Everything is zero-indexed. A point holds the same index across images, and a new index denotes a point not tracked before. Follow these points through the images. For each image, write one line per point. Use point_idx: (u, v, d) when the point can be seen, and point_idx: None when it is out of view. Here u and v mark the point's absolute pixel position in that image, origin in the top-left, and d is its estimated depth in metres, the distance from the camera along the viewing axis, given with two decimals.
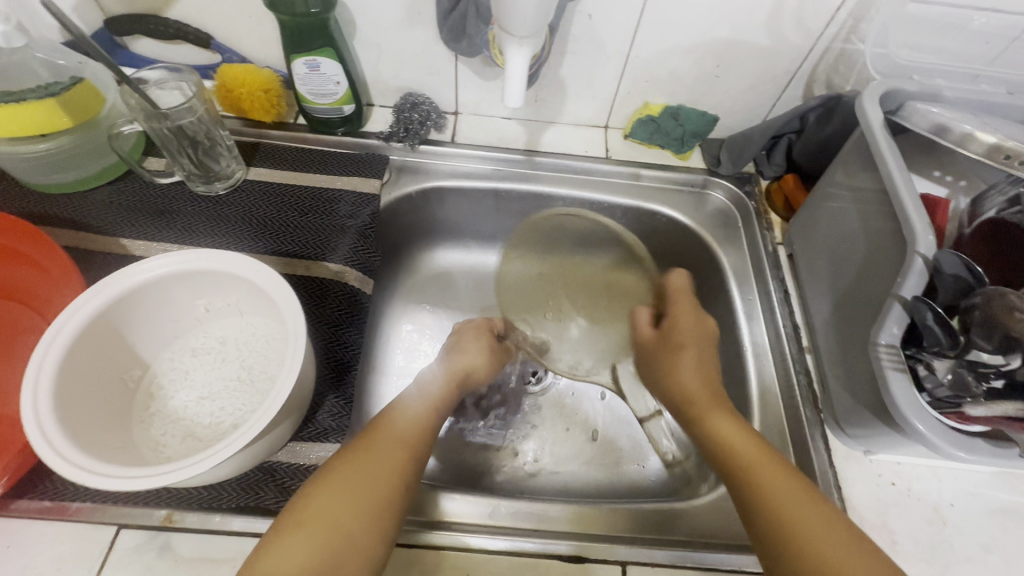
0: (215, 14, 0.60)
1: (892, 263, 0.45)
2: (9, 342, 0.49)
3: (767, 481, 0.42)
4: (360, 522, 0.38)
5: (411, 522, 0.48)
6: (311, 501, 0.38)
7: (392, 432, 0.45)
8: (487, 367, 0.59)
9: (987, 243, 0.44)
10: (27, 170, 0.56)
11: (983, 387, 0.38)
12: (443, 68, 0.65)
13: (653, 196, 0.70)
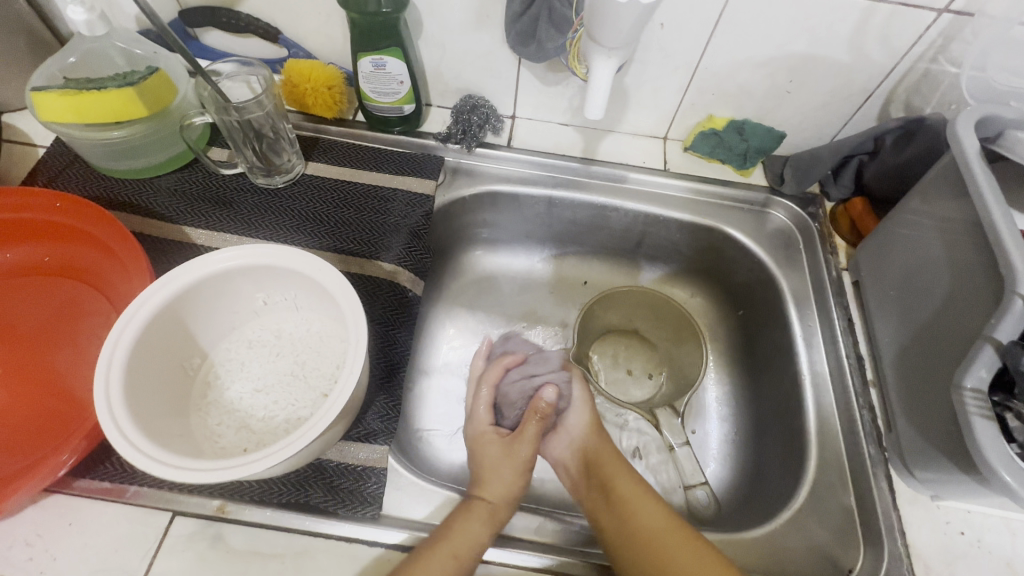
0: (285, 9, 0.61)
1: (985, 302, 0.42)
2: (78, 323, 0.50)
3: (644, 516, 0.47)
4: None
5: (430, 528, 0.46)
6: None
7: None
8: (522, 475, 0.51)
9: None
10: (102, 155, 0.57)
11: None
12: (505, 71, 0.64)
13: (711, 212, 0.68)
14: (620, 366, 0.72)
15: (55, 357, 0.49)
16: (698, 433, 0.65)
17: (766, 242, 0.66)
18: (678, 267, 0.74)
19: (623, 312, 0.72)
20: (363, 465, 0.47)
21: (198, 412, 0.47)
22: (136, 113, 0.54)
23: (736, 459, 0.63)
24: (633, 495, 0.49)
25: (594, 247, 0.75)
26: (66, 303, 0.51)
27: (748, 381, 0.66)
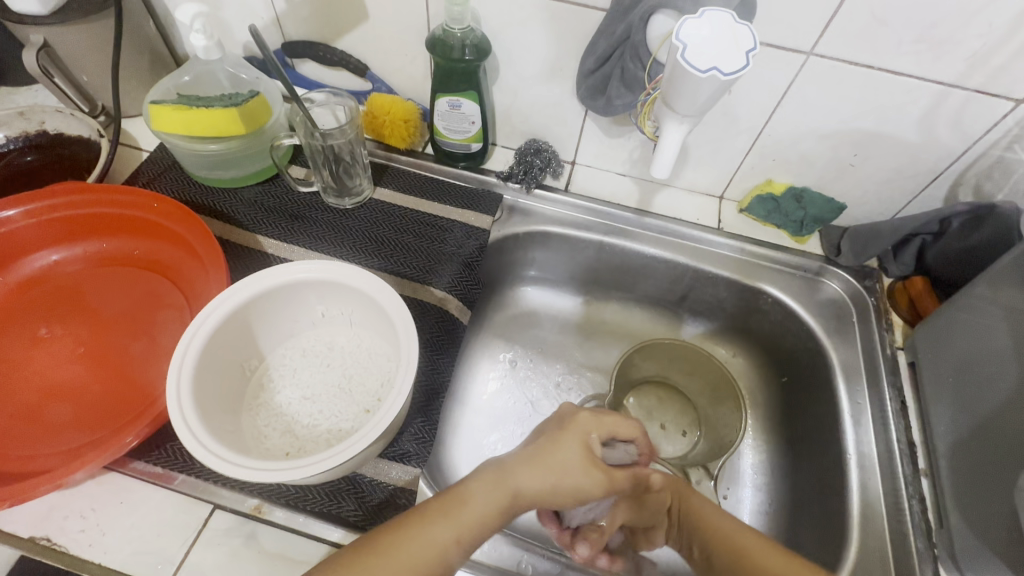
0: (378, 48, 0.67)
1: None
2: (154, 313, 0.55)
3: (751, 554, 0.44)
4: None
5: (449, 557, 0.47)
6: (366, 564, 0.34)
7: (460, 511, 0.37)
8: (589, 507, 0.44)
9: None
10: (198, 164, 0.63)
11: None
12: (571, 120, 0.67)
13: (762, 275, 0.67)
14: (653, 420, 0.71)
15: (132, 343, 0.53)
16: (730, 498, 0.63)
17: (817, 311, 0.65)
18: (721, 324, 0.73)
19: (661, 364, 0.71)
20: (394, 485, 0.48)
21: (250, 410, 0.49)
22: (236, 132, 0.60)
23: (767, 532, 0.60)
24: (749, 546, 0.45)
25: (638, 296, 0.75)
26: (146, 294, 0.56)
27: (788, 453, 0.64)
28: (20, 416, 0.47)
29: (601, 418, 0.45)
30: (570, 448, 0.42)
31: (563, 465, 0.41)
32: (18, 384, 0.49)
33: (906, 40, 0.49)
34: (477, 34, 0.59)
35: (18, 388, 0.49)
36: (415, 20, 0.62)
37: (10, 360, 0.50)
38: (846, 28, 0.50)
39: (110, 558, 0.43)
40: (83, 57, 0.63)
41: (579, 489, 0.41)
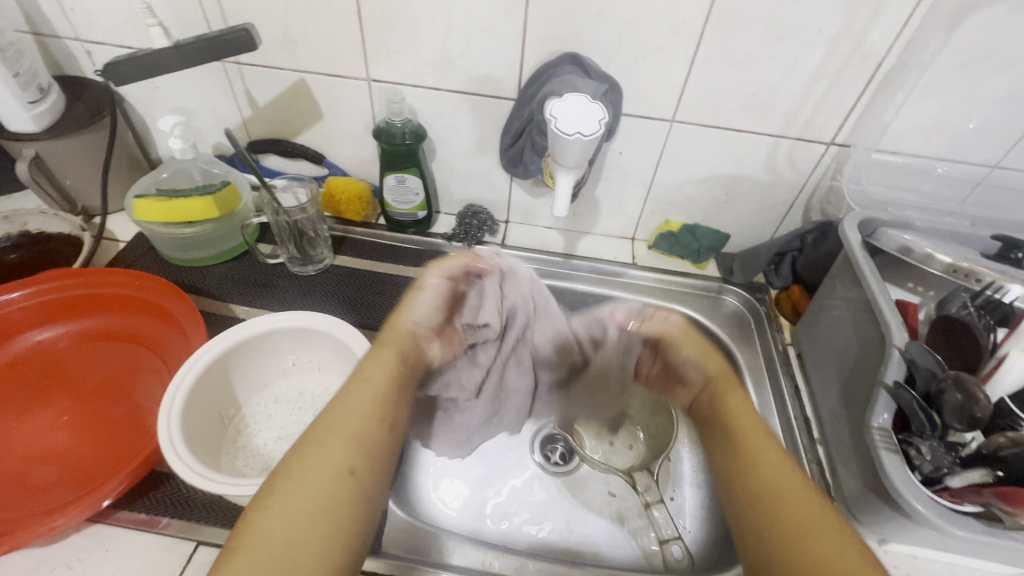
0: (332, 141, 0.80)
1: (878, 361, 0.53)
2: (134, 378, 0.60)
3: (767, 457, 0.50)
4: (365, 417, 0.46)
5: (406, 559, 0.52)
6: (340, 404, 0.47)
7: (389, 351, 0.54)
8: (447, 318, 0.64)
9: (943, 338, 0.51)
10: (175, 246, 0.72)
11: (954, 461, 0.45)
12: (500, 186, 0.81)
13: (673, 297, 0.79)
14: (603, 439, 0.78)
15: (113, 407, 0.58)
16: (676, 500, 0.71)
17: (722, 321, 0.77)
18: None
19: None
20: None
21: (228, 452, 0.55)
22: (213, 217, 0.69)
23: (709, 522, 0.68)
24: (760, 437, 0.52)
25: None
26: (127, 362, 0.61)
27: None
28: (5, 480, 0.51)
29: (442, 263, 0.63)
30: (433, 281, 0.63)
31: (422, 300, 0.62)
32: (10, 450, 0.53)
33: (737, 107, 0.66)
34: (414, 124, 0.72)
35: (13, 454, 0.53)
36: (363, 117, 0.76)
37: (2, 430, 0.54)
38: (693, 99, 0.66)
39: None
40: (70, 166, 0.73)
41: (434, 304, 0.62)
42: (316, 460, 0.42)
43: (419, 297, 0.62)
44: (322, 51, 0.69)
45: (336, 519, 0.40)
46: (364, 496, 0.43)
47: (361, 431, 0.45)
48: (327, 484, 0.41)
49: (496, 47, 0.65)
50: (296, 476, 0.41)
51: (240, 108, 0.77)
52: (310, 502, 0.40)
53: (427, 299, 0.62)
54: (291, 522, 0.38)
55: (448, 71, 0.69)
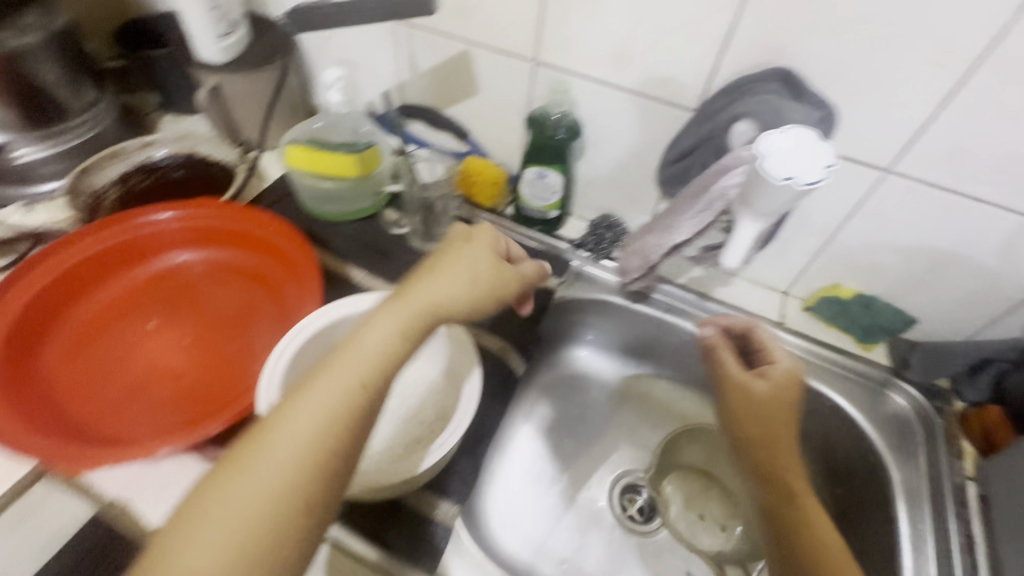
0: (481, 120, 0.76)
1: None
2: (254, 321, 0.61)
3: None
4: (292, 471, 0.36)
5: None
6: (224, 486, 0.35)
7: (355, 356, 0.41)
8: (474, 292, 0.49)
9: None
10: (314, 196, 0.74)
11: None
12: (645, 201, 0.73)
13: (819, 374, 0.67)
14: (691, 510, 0.71)
15: (232, 343, 0.59)
16: None
17: (880, 423, 0.63)
18: None
19: (703, 451, 0.74)
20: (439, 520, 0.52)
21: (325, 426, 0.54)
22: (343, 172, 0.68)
23: None
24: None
25: (686, 375, 0.76)
26: (252, 302, 0.62)
27: None
28: (128, 388, 0.55)
29: (483, 239, 0.52)
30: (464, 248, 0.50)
31: (459, 264, 0.49)
32: (117, 367, 0.56)
33: (985, 172, 0.51)
34: (572, 119, 0.66)
35: (122, 365, 0.56)
36: (518, 100, 0.71)
37: (106, 346, 0.57)
38: (927, 151, 0.52)
39: None
40: (242, 101, 0.77)
41: (475, 281, 0.49)
42: (288, 441, 0.37)
43: (447, 263, 0.49)
44: (493, 23, 0.64)
45: (272, 529, 0.34)
46: (319, 473, 0.37)
47: (328, 429, 0.38)
48: (260, 520, 0.34)
49: (688, 46, 0.56)
50: (216, 501, 0.34)
51: (400, 70, 0.76)
52: (241, 523, 0.34)
53: (452, 272, 0.48)
54: (215, 560, 0.33)
55: (624, 67, 0.61)
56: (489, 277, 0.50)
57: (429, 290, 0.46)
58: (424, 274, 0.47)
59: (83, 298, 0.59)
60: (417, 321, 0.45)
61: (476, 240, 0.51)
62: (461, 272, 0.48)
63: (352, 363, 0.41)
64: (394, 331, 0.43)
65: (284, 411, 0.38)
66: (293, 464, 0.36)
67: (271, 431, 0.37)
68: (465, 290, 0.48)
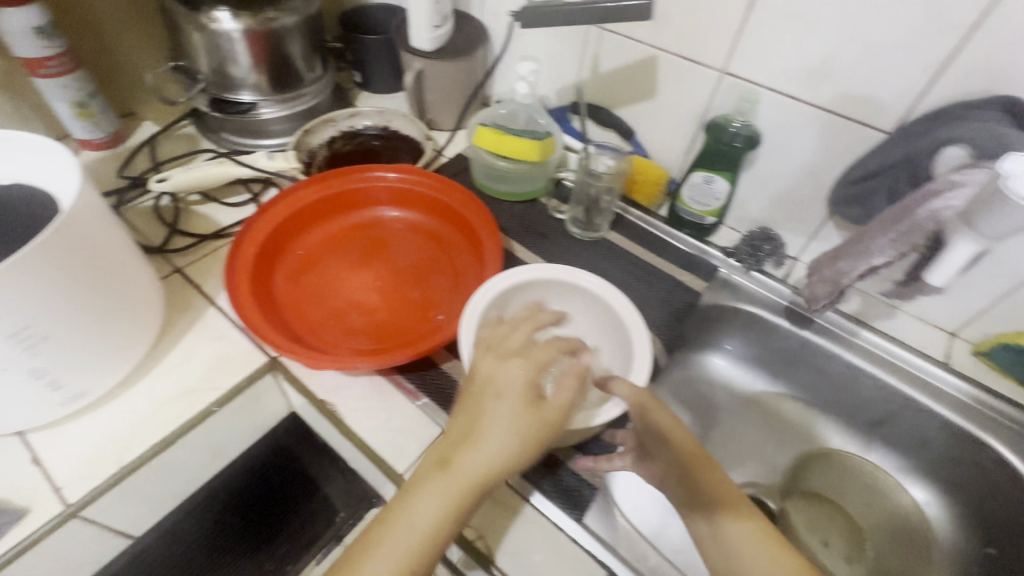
0: (649, 122, 0.80)
1: None
2: (431, 275, 0.69)
3: None
4: None
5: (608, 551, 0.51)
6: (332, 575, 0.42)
7: (406, 536, 0.42)
8: (528, 422, 0.46)
9: None
10: (487, 175, 0.82)
11: None
12: (810, 220, 0.73)
13: (985, 423, 0.63)
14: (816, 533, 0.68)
15: (412, 291, 0.68)
16: None
17: None
18: (922, 464, 0.70)
19: (830, 478, 0.71)
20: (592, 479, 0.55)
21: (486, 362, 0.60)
22: (519, 154, 0.76)
23: None
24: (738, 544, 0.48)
25: (823, 402, 0.74)
26: (431, 258, 0.71)
27: None
28: (332, 314, 0.64)
29: (500, 362, 0.49)
30: (507, 371, 0.48)
31: (495, 418, 0.46)
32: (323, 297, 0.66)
33: None
34: (752, 129, 0.68)
35: (325, 299, 0.66)
36: (694, 107, 0.74)
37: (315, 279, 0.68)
38: None
39: (371, 440, 0.55)
40: (436, 86, 0.87)
41: (520, 433, 0.45)
42: (383, 561, 0.42)
43: (474, 409, 0.47)
44: (689, 31, 0.68)
45: None
46: None
47: (439, 534, 0.43)
48: None
49: (898, 67, 0.57)
50: None
51: (581, 69, 0.82)
52: None
53: (506, 418, 0.46)
54: None
55: (820, 82, 0.62)
56: (529, 429, 0.46)
57: (472, 464, 0.44)
58: (477, 424, 0.46)
59: (305, 235, 0.71)
60: (468, 495, 0.43)
61: (515, 379, 0.48)
62: (507, 421, 0.46)
63: (444, 488, 0.43)
64: (442, 509, 0.43)
65: (366, 553, 0.42)
66: (408, 558, 0.42)
67: (362, 561, 0.42)
68: (512, 449, 0.45)
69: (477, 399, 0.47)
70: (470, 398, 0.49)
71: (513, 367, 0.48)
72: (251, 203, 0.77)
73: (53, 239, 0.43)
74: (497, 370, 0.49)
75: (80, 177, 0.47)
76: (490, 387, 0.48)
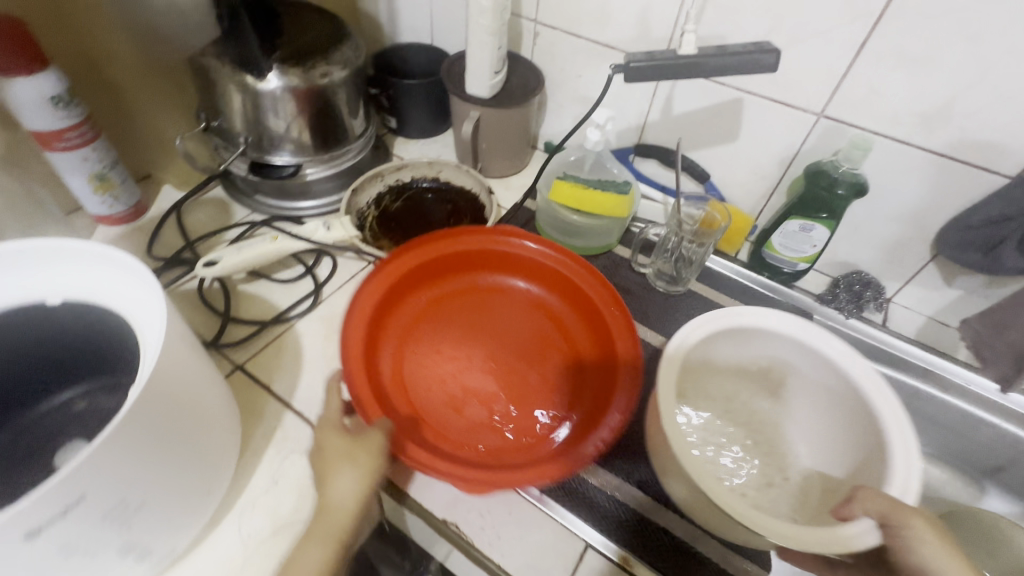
0: (727, 164, 0.76)
1: None
2: (546, 351, 0.62)
3: None
4: None
5: None
6: None
7: None
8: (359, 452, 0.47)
9: None
10: (559, 229, 0.76)
11: None
12: (907, 261, 0.70)
13: None
14: None
15: (528, 372, 0.60)
16: None
17: None
18: None
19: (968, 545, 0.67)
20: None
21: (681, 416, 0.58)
22: (599, 208, 0.71)
23: None
24: None
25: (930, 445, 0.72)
26: (542, 332, 0.64)
27: None
28: (451, 403, 0.57)
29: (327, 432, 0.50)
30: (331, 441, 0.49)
31: (344, 470, 0.46)
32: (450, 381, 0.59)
33: None
34: (854, 177, 0.64)
35: (434, 387, 0.58)
36: (781, 150, 0.70)
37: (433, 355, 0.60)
38: None
39: (509, 564, 0.48)
40: (491, 133, 0.81)
41: (356, 459, 0.46)
42: None
43: (325, 466, 0.47)
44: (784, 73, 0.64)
45: None
46: None
47: None
48: None
49: None
50: None
51: (649, 111, 0.77)
52: None
53: (352, 467, 0.46)
54: None
55: (935, 127, 0.59)
56: (367, 461, 0.47)
57: (328, 503, 0.45)
58: (324, 483, 0.47)
59: (405, 302, 0.63)
60: (343, 542, 0.45)
61: (327, 438, 0.49)
62: (357, 474, 0.46)
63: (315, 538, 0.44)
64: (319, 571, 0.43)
65: None
66: None
67: None
68: (358, 486, 0.46)
69: (319, 462, 0.48)
70: (324, 482, 0.47)
71: (333, 436, 0.49)
72: (307, 276, 0.69)
73: (145, 400, 0.34)
74: (321, 430, 0.50)
75: (167, 313, 0.38)
76: (327, 473, 0.47)
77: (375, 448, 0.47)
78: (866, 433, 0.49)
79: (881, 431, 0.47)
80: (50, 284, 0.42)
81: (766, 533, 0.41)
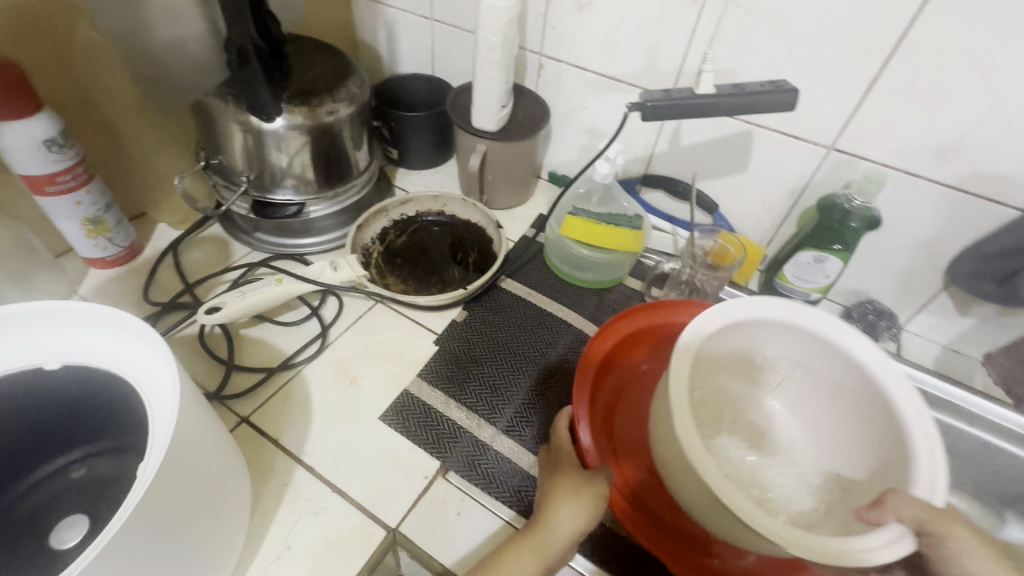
0: (735, 195, 0.76)
1: None
2: None
3: None
4: None
5: None
6: None
7: None
8: (583, 498, 0.45)
9: None
10: (569, 263, 0.75)
11: None
12: (919, 291, 0.70)
13: None
14: None
15: None
16: None
17: None
18: None
19: None
20: None
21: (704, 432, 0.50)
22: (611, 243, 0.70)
23: None
24: None
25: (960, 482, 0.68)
26: None
27: None
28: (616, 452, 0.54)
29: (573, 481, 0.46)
30: (564, 485, 0.46)
31: (568, 502, 0.45)
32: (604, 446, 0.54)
33: None
34: (867, 208, 0.64)
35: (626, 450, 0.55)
36: (791, 181, 0.70)
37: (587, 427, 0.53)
38: None
39: None
40: (497, 165, 0.79)
41: (583, 505, 0.45)
42: None
43: (550, 508, 0.45)
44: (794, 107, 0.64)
45: None
46: None
47: None
48: None
49: None
50: None
51: (656, 142, 0.77)
52: None
53: (586, 507, 0.44)
54: None
55: (945, 161, 0.59)
56: (590, 500, 0.45)
57: (549, 532, 0.44)
58: (549, 507, 0.45)
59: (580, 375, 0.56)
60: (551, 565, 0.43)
61: (588, 486, 0.46)
62: (574, 514, 0.44)
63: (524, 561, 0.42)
64: None
65: None
66: None
67: None
68: (586, 520, 0.44)
69: (547, 498, 0.46)
70: (548, 514, 0.44)
71: (564, 482, 0.46)
72: (312, 318, 0.67)
73: (150, 495, 0.33)
74: (557, 487, 0.46)
75: (179, 393, 0.37)
76: (555, 499, 0.45)
77: (599, 491, 0.46)
78: (885, 441, 0.42)
79: (910, 444, 0.39)
80: (53, 348, 0.40)
81: (793, 549, 0.34)
